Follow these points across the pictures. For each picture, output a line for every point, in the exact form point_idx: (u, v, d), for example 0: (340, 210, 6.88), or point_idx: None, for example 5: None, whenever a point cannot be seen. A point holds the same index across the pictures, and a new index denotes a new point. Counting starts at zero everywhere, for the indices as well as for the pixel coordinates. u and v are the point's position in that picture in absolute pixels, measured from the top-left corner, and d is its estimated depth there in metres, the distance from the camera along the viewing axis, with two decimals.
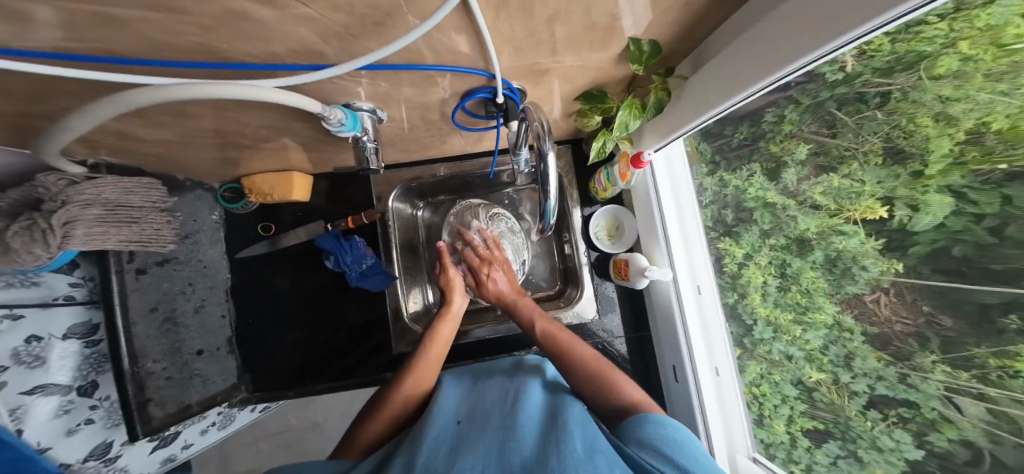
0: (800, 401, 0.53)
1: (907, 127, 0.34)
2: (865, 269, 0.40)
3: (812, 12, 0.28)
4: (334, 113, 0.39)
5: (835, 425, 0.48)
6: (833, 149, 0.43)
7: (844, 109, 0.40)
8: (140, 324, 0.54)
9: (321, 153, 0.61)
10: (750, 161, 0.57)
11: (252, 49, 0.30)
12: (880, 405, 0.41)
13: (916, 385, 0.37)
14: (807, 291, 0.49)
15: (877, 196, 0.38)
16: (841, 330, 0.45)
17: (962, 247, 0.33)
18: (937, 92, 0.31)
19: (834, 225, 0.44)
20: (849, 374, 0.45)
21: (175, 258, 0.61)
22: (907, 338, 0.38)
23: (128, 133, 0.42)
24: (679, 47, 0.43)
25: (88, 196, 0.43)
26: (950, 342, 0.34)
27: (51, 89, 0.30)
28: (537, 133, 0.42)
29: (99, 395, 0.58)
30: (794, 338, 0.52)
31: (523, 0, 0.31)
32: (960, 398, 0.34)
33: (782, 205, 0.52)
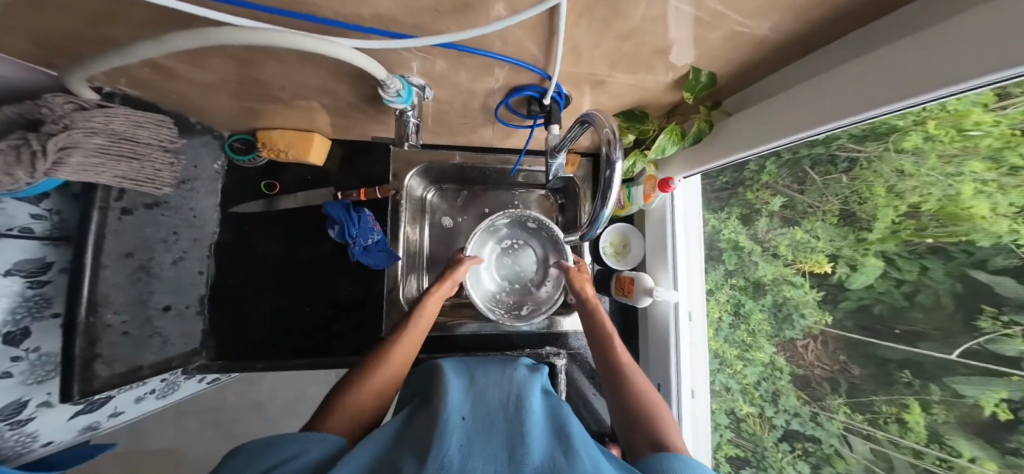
0: (728, 430, 0.67)
1: (864, 194, 0.45)
2: (803, 317, 0.54)
3: (873, 80, 0.31)
4: (394, 84, 0.40)
5: (751, 453, 0.62)
6: (799, 204, 0.55)
7: (817, 169, 0.50)
8: (110, 268, 0.47)
9: (349, 118, 0.59)
10: (728, 204, 0.67)
11: (338, 7, 0.29)
12: (791, 438, 0.56)
13: (822, 423, 0.52)
14: (752, 331, 0.62)
15: (826, 253, 0.50)
16: (774, 368, 0.59)
17: (880, 307, 0.45)
18: (897, 166, 0.41)
19: (787, 275, 0.56)
20: (772, 409, 0.59)
21: (165, 203, 0.56)
22: (822, 381, 0.53)
23: (167, 69, 0.40)
24: (732, 83, 0.47)
25: (96, 124, 0.39)
26: (854, 387, 0.48)
27: (112, 14, 0.28)
28: (606, 138, 0.37)
29: (27, 346, 0.47)
30: (734, 371, 0.66)
31: (612, 12, 0.31)
32: (852, 437, 0.48)
33: (749, 249, 0.63)
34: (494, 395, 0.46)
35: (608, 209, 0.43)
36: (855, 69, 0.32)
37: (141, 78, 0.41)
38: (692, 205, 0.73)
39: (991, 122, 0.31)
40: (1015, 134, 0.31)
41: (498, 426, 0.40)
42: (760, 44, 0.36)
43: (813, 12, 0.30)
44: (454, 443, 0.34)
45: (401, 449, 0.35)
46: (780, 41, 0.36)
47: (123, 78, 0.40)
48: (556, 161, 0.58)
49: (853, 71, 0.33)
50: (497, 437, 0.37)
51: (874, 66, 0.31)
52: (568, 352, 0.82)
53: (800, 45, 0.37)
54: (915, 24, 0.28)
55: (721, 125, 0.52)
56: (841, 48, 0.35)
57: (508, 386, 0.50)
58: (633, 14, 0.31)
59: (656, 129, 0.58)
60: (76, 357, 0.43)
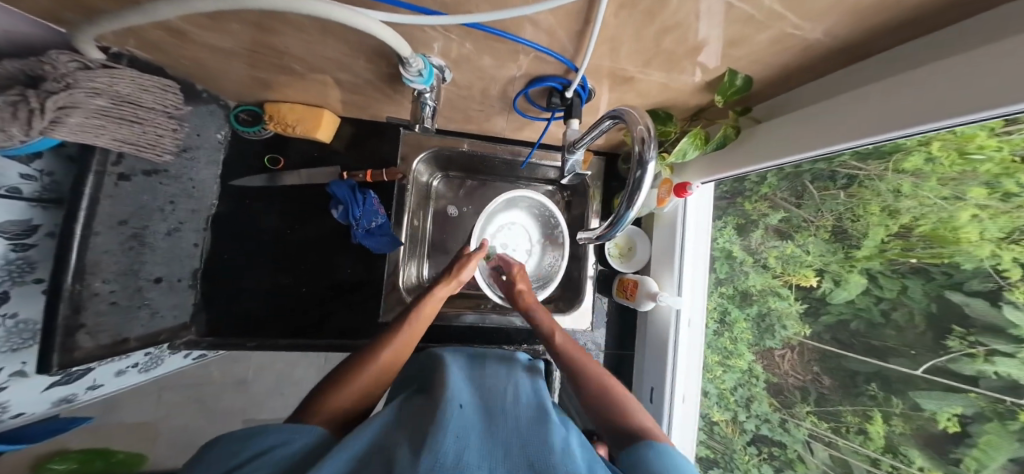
0: (703, 433, 0.72)
1: (857, 212, 0.48)
2: (784, 328, 0.59)
3: (913, 98, 0.30)
4: (417, 63, 0.38)
5: (722, 454, 0.69)
6: (795, 219, 0.58)
7: (816, 184, 0.53)
8: (102, 235, 0.45)
9: (363, 96, 0.57)
10: (726, 214, 0.70)
11: None
12: (759, 442, 0.63)
13: (789, 428, 0.59)
14: (735, 339, 0.67)
15: (814, 267, 0.54)
16: (751, 375, 0.65)
17: (857, 322, 0.50)
18: (892, 186, 0.44)
19: (774, 286, 0.61)
20: (745, 414, 0.65)
21: (164, 172, 0.53)
22: (793, 389, 0.59)
23: (181, 32, 0.37)
24: (765, 91, 0.46)
25: (98, 85, 0.37)
26: (822, 396, 0.55)
27: None
28: (640, 136, 0.36)
29: (5, 312, 0.45)
30: (714, 376, 0.71)
31: (659, 4, 0.30)
32: (814, 443, 0.55)
33: (741, 260, 0.67)
34: (495, 392, 0.45)
35: (633, 212, 0.42)
36: (886, 89, 0.32)
37: (149, 40, 0.39)
38: (702, 209, 0.72)
39: (995, 146, 0.32)
40: (1014, 161, 0.33)
41: (495, 422, 0.38)
42: (806, 49, 0.35)
43: (871, 17, 0.29)
44: (450, 432, 0.32)
45: (391, 438, 0.33)
46: (825, 49, 0.35)
47: (128, 39, 0.38)
48: (573, 156, 0.57)
49: (889, 89, 0.32)
50: (494, 433, 0.35)
51: (909, 87, 0.30)
52: None
53: (840, 56, 0.36)
54: (959, 47, 0.27)
55: (748, 132, 0.51)
56: (882, 62, 0.35)
57: (508, 384, 0.48)
58: (678, 8, 0.30)
59: (678, 132, 0.57)
60: (59, 325, 0.41)
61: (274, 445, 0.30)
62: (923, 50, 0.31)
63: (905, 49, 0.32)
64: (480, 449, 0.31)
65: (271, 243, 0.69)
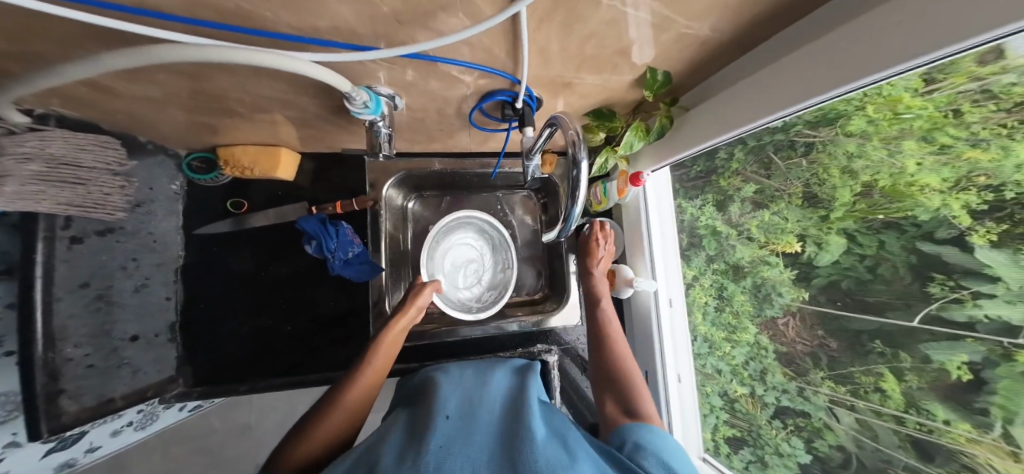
0: (723, 410, 0.67)
1: (822, 177, 0.48)
2: (781, 295, 0.55)
3: (824, 64, 0.33)
4: (360, 95, 0.39)
5: (747, 432, 0.62)
6: (768, 190, 0.56)
7: (780, 153, 0.53)
8: (65, 300, 0.44)
9: (319, 130, 0.58)
10: (704, 192, 0.68)
11: (294, 21, 0.30)
12: (782, 415, 0.56)
13: (809, 397, 0.52)
14: (737, 312, 0.63)
15: (795, 233, 0.52)
16: (759, 347, 0.59)
17: (847, 281, 0.47)
18: (846, 149, 0.44)
19: (762, 256, 0.57)
20: (762, 387, 0.59)
21: (120, 229, 0.52)
22: (805, 356, 0.53)
23: (110, 87, 0.38)
24: (688, 80, 0.50)
25: (29, 149, 0.38)
26: (833, 360, 0.49)
27: (45, 30, 0.27)
28: (571, 139, 0.39)
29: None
30: (723, 353, 0.66)
31: (569, 16, 0.33)
32: (837, 408, 0.49)
33: (726, 234, 0.65)
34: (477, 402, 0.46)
35: (579, 207, 0.45)
36: (794, 61, 0.36)
37: (79, 98, 0.39)
38: (664, 195, 0.76)
39: (920, 106, 0.35)
40: (943, 116, 0.35)
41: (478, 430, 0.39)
42: (705, 43, 0.40)
43: (747, 9, 0.33)
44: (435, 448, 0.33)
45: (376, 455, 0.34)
46: (722, 40, 0.39)
47: (58, 98, 0.38)
48: (531, 162, 0.59)
49: (798, 60, 0.35)
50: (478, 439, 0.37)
51: (809, 59, 0.34)
52: (558, 346, 0.84)
53: (740, 44, 0.41)
54: (843, 19, 0.31)
55: (681, 120, 0.55)
56: (777, 43, 0.39)
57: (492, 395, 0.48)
58: (590, 18, 0.34)
59: (624, 126, 0.60)
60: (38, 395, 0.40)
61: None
62: (811, 28, 0.35)
63: (801, 25, 0.36)
64: (463, 456, 0.33)
65: (242, 285, 0.68)
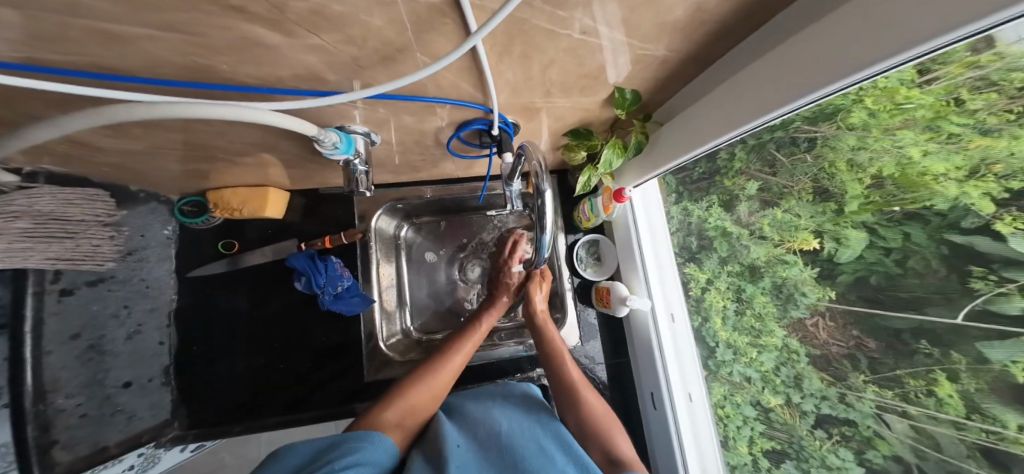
0: (759, 421, 0.58)
1: (829, 169, 0.44)
2: (805, 295, 0.49)
3: (782, 76, 0.32)
4: (329, 137, 0.41)
5: (788, 445, 0.53)
6: (774, 186, 0.53)
7: (782, 150, 0.50)
8: (55, 353, 0.45)
9: (303, 169, 0.60)
10: (709, 193, 0.65)
11: (254, 72, 0.31)
12: (825, 424, 0.48)
13: (852, 403, 0.44)
14: (759, 315, 0.56)
15: (811, 230, 0.48)
16: (789, 352, 0.52)
17: (876, 277, 0.41)
18: (848, 141, 0.41)
19: (779, 254, 0.52)
20: (799, 394, 0.51)
21: (112, 278, 0.53)
22: (841, 359, 0.46)
23: (91, 143, 0.39)
24: (654, 97, 0.50)
25: (18, 207, 0.39)
26: (875, 362, 0.42)
27: (18, 95, 0.28)
28: (535, 170, 0.39)
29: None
30: (750, 360, 0.59)
31: (527, 47, 0.33)
32: (887, 415, 0.41)
33: (737, 234, 0.60)
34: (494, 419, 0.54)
35: (548, 234, 0.43)
36: (758, 70, 0.35)
37: (65, 154, 0.41)
38: (652, 202, 0.77)
39: (920, 96, 0.33)
40: (945, 105, 0.31)
41: (488, 456, 0.48)
42: (665, 63, 0.40)
43: (694, 32, 0.33)
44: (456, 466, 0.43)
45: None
46: (683, 57, 0.39)
47: (45, 155, 0.40)
48: (513, 186, 0.59)
49: (760, 70, 0.35)
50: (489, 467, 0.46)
51: (764, 73, 0.34)
52: None
53: (702, 58, 0.41)
54: (792, 31, 0.32)
55: (655, 135, 0.55)
56: (733, 59, 0.40)
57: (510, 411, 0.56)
58: (550, 47, 0.34)
59: (603, 144, 0.61)
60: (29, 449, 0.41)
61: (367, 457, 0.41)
62: (771, 39, 0.35)
63: (759, 37, 0.36)
64: None
65: (236, 325, 0.68)
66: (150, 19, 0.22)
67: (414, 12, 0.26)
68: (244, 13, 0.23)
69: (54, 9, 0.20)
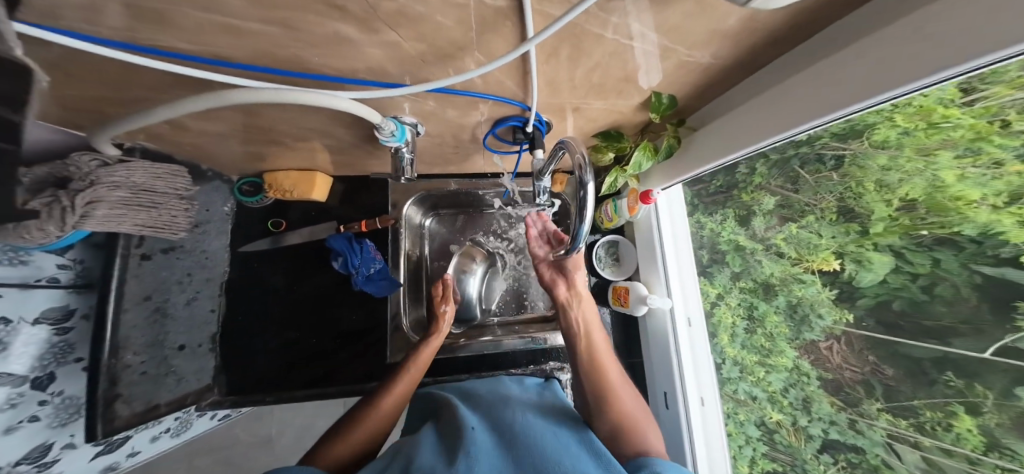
0: (761, 442, 0.62)
1: (857, 190, 0.46)
2: (822, 317, 0.51)
3: (830, 84, 0.34)
4: (388, 126, 0.45)
5: (791, 468, 0.57)
6: (795, 203, 0.54)
7: (807, 167, 0.51)
8: (131, 311, 0.50)
9: (348, 156, 0.64)
10: (725, 206, 0.67)
11: (334, 64, 0.35)
12: (831, 448, 0.51)
13: (862, 430, 0.48)
14: (770, 335, 0.59)
15: (832, 250, 0.49)
16: (800, 373, 0.55)
17: (900, 302, 0.43)
18: (878, 161, 0.43)
19: (795, 273, 0.55)
20: (806, 418, 0.55)
21: (180, 247, 0.59)
22: (855, 385, 0.49)
23: (183, 124, 0.45)
24: (691, 103, 0.53)
25: (117, 179, 0.44)
26: (891, 389, 0.44)
27: (143, 76, 0.33)
28: (578, 162, 0.42)
29: (53, 389, 0.50)
30: (757, 379, 0.62)
31: (573, 50, 0.37)
32: (898, 444, 0.44)
33: (751, 249, 0.63)
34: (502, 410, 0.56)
35: (586, 224, 0.46)
36: (807, 77, 0.36)
37: (158, 134, 0.46)
38: (676, 208, 0.78)
39: (959, 115, 0.33)
40: (987, 125, 0.33)
41: (500, 436, 0.51)
42: (709, 69, 0.42)
43: (743, 40, 0.36)
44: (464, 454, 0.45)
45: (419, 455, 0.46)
46: (721, 66, 0.42)
47: (142, 134, 0.45)
48: (541, 182, 0.61)
49: (805, 78, 0.36)
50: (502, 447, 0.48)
51: (808, 81, 0.36)
52: None
53: (742, 67, 0.43)
54: (838, 43, 0.34)
55: (688, 140, 0.57)
56: (773, 69, 0.42)
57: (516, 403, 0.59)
58: (595, 51, 0.37)
59: (632, 146, 0.63)
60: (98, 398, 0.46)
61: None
62: (811, 51, 0.37)
63: (802, 50, 0.38)
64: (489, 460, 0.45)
65: (275, 299, 0.73)
66: (269, 15, 0.26)
67: (482, 14, 0.30)
68: (343, 11, 0.27)
69: (200, 3, 0.24)
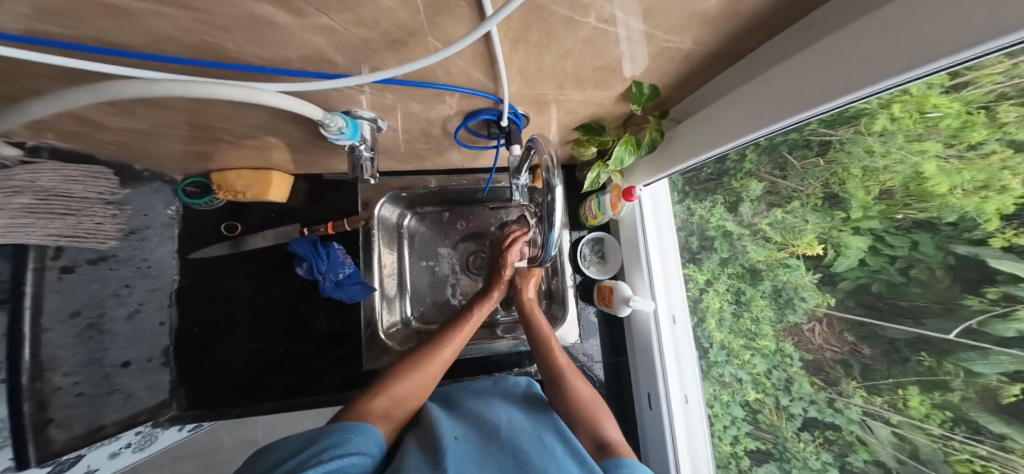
0: (745, 422, 0.60)
1: (842, 175, 0.42)
2: (804, 300, 0.49)
3: (811, 78, 0.31)
4: (334, 121, 0.40)
5: (773, 446, 0.55)
6: (783, 189, 0.51)
7: (795, 152, 0.47)
8: (54, 331, 0.45)
9: (307, 153, 0.59)
10: (715, 193, 0.64)
11: (258, 51, 0.29)
12: (811, 426, 0.49)
13: (839, 408, 0.45)
14: (756, 318, 0.57)
15: (816, 235, 0.46)
16: (783, 355, 0.53)
17: (878, 285, 0.41)
18: (867, 146, 0.39)
19: (781, 258, 0.52)
20: (788, 397, 0.53)
21: (114, 256, 0.53)
22: (834, 364, 0.46)
23: (94, 120, 0.39)
24: (675, 93, 0.48)
25: (19, 183, 0.40)
26: (868, 368, 0.42)
27: (17, 68, 0.27)
28: (546, 163, 0.38)
29: None
30: (742, 362, 0.60)
31: (543, 35, 0.32)
32: (871, 421, 0.42)
33: (738, 234, 0.60)
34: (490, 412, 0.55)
35: (558, 230, 0.42)
36: (791, 68, 0.33)
37: (67, 130, 0.40)
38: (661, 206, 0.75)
39: (948, 104, 0.30)
40: (971, 114, 0.30)
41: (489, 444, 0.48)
42: (694, 55, 0.38)
43: (726, 24, 0.32)
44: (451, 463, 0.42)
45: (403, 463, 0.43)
46: (708, 52, 0.37)
47: (48, 131, 0.39)
48: (518, 180, 0.57)
49: (784, 71, 0.34)
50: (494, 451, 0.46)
51: (790, 74, 0.33)
52: None
53: (737, 51, 0.38)
54: (818, 34, 0.31)
55: (672, 133, 0.53)
56: (757, 60, 0.39)
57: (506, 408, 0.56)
58: (567, 37, 0.32)
59: (615, 140, 0.59)
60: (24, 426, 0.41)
61: (358, 452, 0.41)
62: (797, 39, 0.33)
63: (786, 37, 0.35)
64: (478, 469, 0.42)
65: (236, 308, 0.68)
66: None
67: None
68: None
69: None
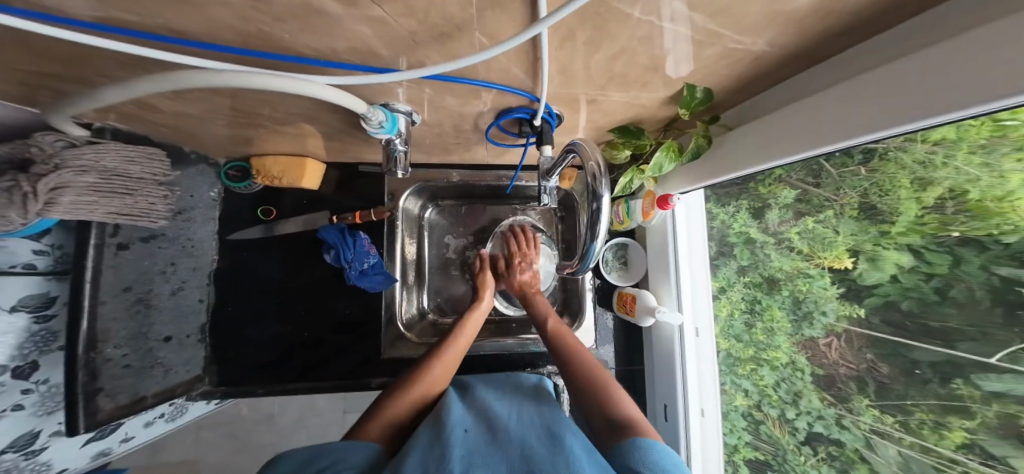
0: (746, 432, 0.62)
1: (884, 187, 0.40)
2: (825, 314, 0.48)
3: (877, 98, 0.29)
4: (376, 116, 0.40)
5: (772, 457, 0.58)
6: (815, 198, 0.48)
7: (831, 162, 0.42)
8: (107, 303, 0.47)
9: (341, 143, 0.60)
10: (739, 199, 0.61)
11: (310, 41, 0.30)
12: (814, 441, 0.51)
13: (846, 425, 0.47)
14: (770, 329, 0.57)
15: (847, 248, 0.45)
16: (795, 368, 0.53)
17: (908, 303, 0.40)
18: (920, 156, 0.35)
19: (803, 268, 0.51)
20: (794, 411, 0.54)
21: (162, 235, 0.57)
22: (847, 380, 0.47)
23: (151, 105, 0.41)
24: (729, 98, 0.46)
25: (86, 162, 0.40)
26: (883, 387, 0.43)
27: (90, 53, 0.29)
28: (592, 173, 0.37)
29: (36, 378, 0.49)
30: (749, 372, 0.61)
31: (595, 32, 0.30)
32: (879, 440, 0.44)
33: (761, 242, 0.59)
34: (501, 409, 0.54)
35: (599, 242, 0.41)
36: (856, 85, 0.31)
37: (127, 113, 0.42)
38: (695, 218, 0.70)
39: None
40: None
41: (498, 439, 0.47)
42: (751, 60, 0.36)
43: (808, 27, 0.29)
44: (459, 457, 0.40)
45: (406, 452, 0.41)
46: (773, 55, 0.35)
47: (111, 113, 0.42)
48: (548, 183, 0.56)
49: (848, 87, 0.31)
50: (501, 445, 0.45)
51: (853, 91, 0.31)
52: None
53: (797, 60, 0.36)
54: (897, 51, 0.29)
55: (720, 141, 0.51)
56: (825, 71, 0.36)
57: (520, 407, 0.55)
58: (619, 35, 0.31)
59: (653, 145, 0.57)
60: (79, 392, 0.44)
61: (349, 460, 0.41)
62: (874, 51, 0.31)
63: (860, 48, 0.32)
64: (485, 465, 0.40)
65: (264, 289, 0.71)
66: None
67: None
68: None
69: None
